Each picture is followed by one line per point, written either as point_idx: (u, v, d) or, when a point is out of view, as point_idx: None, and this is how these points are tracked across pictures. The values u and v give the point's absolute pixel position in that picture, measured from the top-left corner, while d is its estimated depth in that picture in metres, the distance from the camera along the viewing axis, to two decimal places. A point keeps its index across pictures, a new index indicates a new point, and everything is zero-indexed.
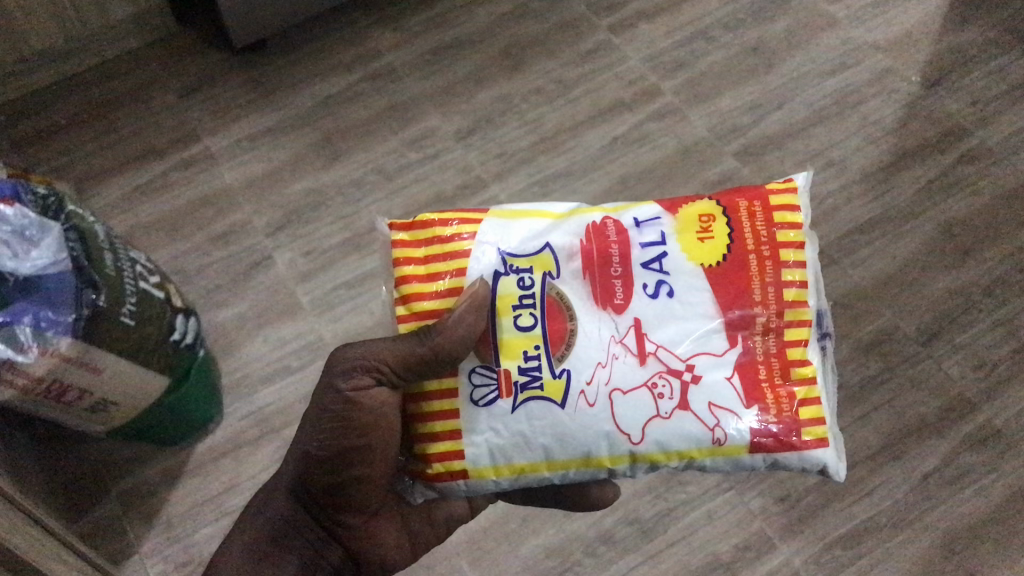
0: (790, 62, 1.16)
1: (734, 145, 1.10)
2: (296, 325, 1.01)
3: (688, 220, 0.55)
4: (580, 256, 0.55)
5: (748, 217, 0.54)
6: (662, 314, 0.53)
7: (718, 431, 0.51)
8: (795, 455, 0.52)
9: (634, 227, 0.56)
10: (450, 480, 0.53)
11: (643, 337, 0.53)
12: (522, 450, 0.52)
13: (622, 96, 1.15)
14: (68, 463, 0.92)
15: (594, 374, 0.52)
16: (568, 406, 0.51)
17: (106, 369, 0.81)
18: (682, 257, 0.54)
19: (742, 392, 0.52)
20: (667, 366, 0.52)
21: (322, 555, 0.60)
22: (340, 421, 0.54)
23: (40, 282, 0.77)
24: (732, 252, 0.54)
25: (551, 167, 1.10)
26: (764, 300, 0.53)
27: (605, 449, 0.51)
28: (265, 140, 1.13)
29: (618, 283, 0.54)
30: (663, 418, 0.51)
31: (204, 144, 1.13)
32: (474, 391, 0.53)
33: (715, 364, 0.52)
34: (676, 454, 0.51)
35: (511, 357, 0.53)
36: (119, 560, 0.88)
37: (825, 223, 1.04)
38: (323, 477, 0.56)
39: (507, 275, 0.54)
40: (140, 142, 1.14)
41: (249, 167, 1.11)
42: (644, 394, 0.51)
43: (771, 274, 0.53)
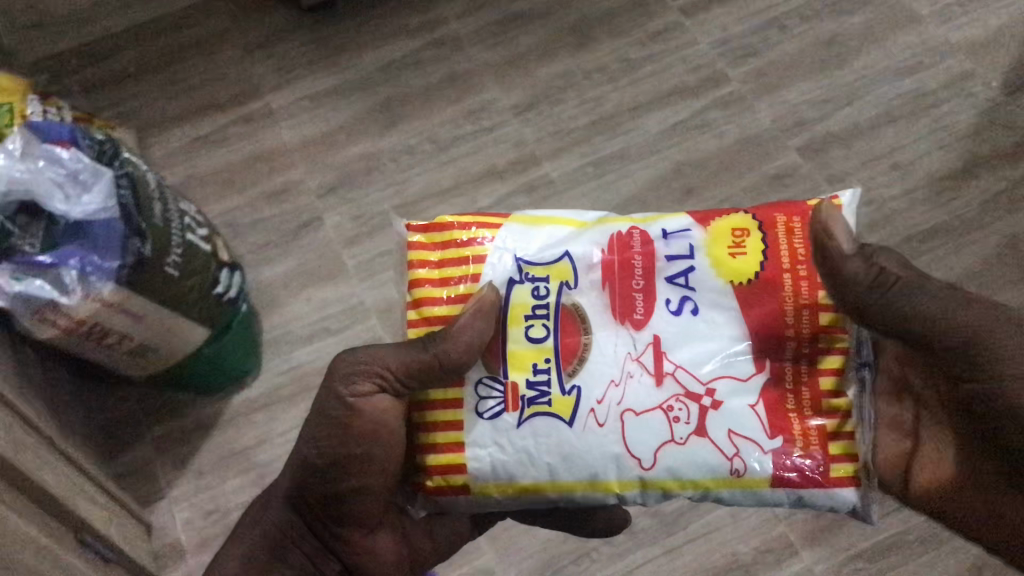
0: (864, 58, 1.13)
1: (797, 140, 1.08)
2: (338, 288, 1.02)
3: (721, 232, 0.53)
4: (600, 266, 0.54)
5: (785, 234, 0.52)
6: (684, 332, 0.52)
7: (737, 462, 0.49)
8: (823, 493, 0.50)
9: (661, 238, 0.54)
10: (449, 494, 0.52)
11: (660, 356, 0.51)
12: (524, 467, 0.50)
13: (687, 80, 1.12)
14: (108, 404, 0.94)
15: (605, 393, 0.50)
16: (576, 425, 0.50)
17: (148, 317, 0.83)
18: (710, 273, 0.52)
19: (767, 422, 0.50)
20: (685, 389, 0.50)
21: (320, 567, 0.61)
22: (342, 431, 0.54)
23: (89, 226, 0.79)
24: (767, 270, 0.52)
25: (607, 148, 1.09)
26: (796, 326, 0.51)
27: (613, 474, 0.50)
28: (325, 101, 1.14)
29: (640, 298, 0.53)
30: (678, 444, 0.50)
31: (265, 100, 1.14)
32: (480, 403, 0.52)
33: (737, 389, 0.51)
34: (691, 483, 0.50)
35: (520, 369, 0.52)
36: (149, 503, 0.91)
37: (883, 228, 1.02)
38: (318, 487, 0.56)
39: (522, 283, 0.54)
40: (203, 94, 1.15)
41: (308, 126, 1.12)
42: (658, 417, 0.50)
43: (808, 295, 0.51)
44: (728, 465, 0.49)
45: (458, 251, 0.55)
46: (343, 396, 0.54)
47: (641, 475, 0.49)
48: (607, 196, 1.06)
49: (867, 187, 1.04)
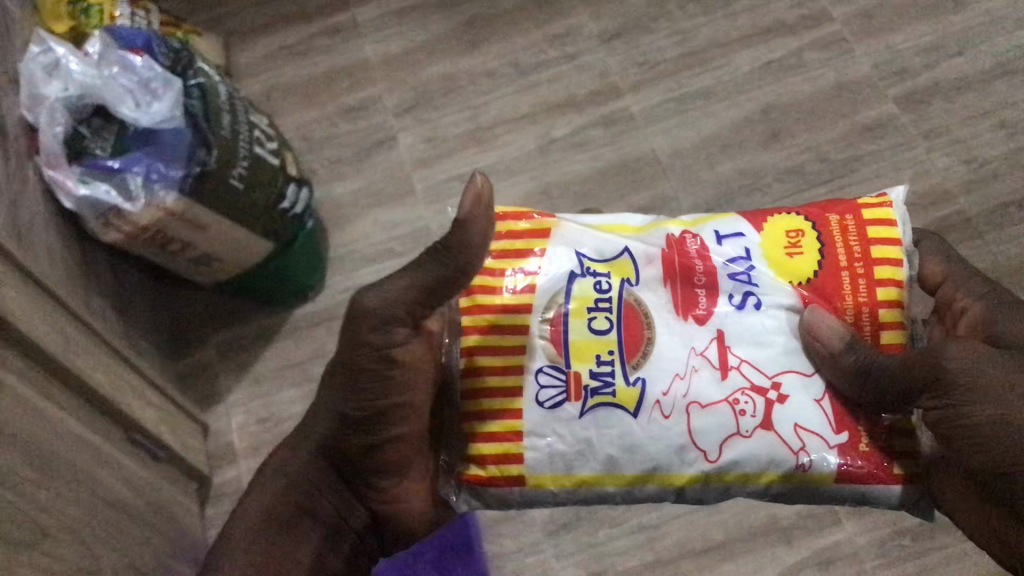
0: (984, 4, 1.04)
1: (897, 88, 1.01)
2: (406, 210, 1.02)
3: (774, 233, 0.58)
4: (662, 261, 0.57)
5: (841, 232, 0.57)
6: (748, 328, 0.55)
7: (802, 455, 0.53)
8: (881, 487, 0.53)
9: (716, 240, 0.59)
10: (503, 485, 0.55)
11: (725, 350, 0.54)
12: (588, 456, 0.54)
13: (786, 18, 1.06)
14: (177, 305, 0.98)
15: (671, 385, 0.54)
16: (642, 417, 0.53)
17: (209, 227, 0.84)
18: (770, 273, 0.57)
19: (831, 417, 0.54)
20: (751, 383, 0.54)
21: (344, 522, 0.62)
22: (381, 377, 0.54)
23: (156, 134, 0.80)
24: (822, 268, 0.56)
25: (694, 84, 1.04)
26: (853, 322, 0.55)
27: (678, 465, 0.53)
28: (411, 17, 1.12)
29: (702, 293, 0.56)
30: (744, 437, 0.53)
31: (352, 13, 1.13)
32: (540, 391, 0.55)
33: (803, 385, 0.54)
34: (752, 475, 0.53)
35: (583, 360, 0.55)
36: (207, 404, 0.94)
37: (980, 189, 0.95)
38: (358, 442, 0.57)
39: (583, 277, 0.57)
40: (292, 2, 1.15)
41: (390, 41, 1.11)
42: (724, 410, 0.53)
43: (863, 291, 0.55)
44: (792, 459, 0.53)
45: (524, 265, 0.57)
46: (374, 351, 0.53)
47: (705, 467, 0.53)
48: (688, 135, 1.01)
49: (967, 145, 0.97)
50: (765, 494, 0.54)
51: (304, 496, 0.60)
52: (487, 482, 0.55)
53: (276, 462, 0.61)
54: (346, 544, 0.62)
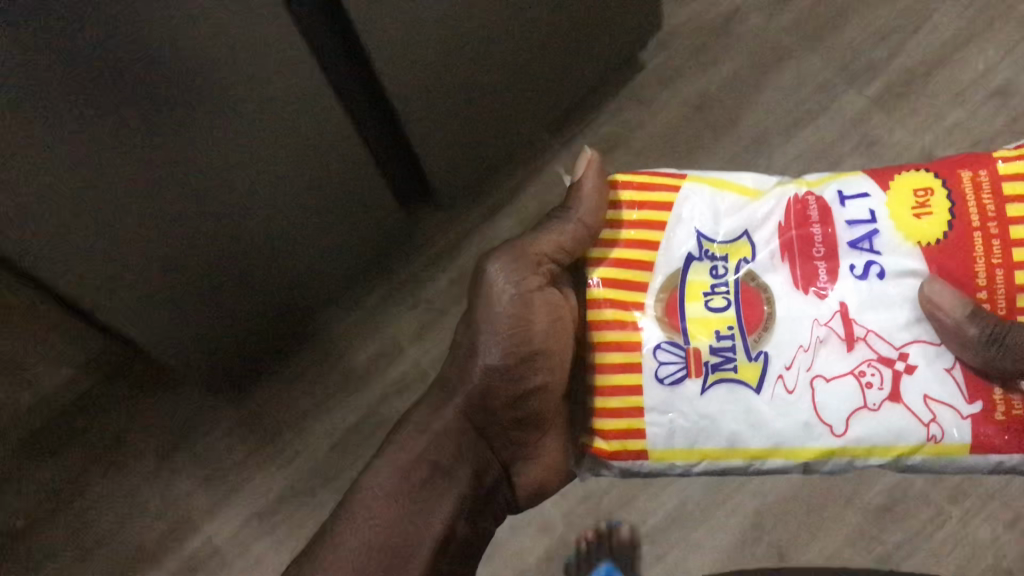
0: None
1: None
2: None
3: (904, 191, 0.62)
4: (780, 234, 0.65)
5: (977, 190, 0.60)
6: (874, 295, 0.62)
7: (933, 428, 0.59)
8: (1017, 458, 0.59)
9: (838, 201, 0.64)
10: (631, 460, 0.64)
11: (850, 323, 0.62)
12: (714, 431, 0.62)
13: None
14: None
15: (795, 359, 0.62)
16: (766, 394, 0.62)
17: None
18: (893, 236, 0.62)
19: (963, 386, 0.60)
20: (879, 356, 0.61)
21: (483, 475, 0.64)
22: (514, 326, 0.62)
23: None
24: (955, 229, 0.60)
25: None
26: (989, 286, 0.59)
27: (810, 438, 0.61)
28: (284, 514, 0.89)
29: (823, 265, 0.64)
30: (872, 411, 0.60)
31: (207, 532, 0.89)
32: (660, 367, 0.64)
33: (932, 356, 0.60)
34: (884, 449, 0.60)
35: (705, 334, 0.64)
36: None
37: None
38: (508, 413, 0.63)
39: (700, 261, 0.65)
40: (125, 538, 0.88)
41: (272, 559, 0.88)
42: (851, 381, 0.61)
43: (998, 256, 0.59)
44: (923, 432, 0.59)
45: (648, 221, 0.67)
46: (508, 294, 0.62)
47: (834, 441, 0.60)
48: None
49: None
50: (895, 463, 0.61)
51: (443, 457, 0.62)
52: (612, 457, 0.64)
53: (411, 427, 0.63)
54: (480, 499, 0.64)
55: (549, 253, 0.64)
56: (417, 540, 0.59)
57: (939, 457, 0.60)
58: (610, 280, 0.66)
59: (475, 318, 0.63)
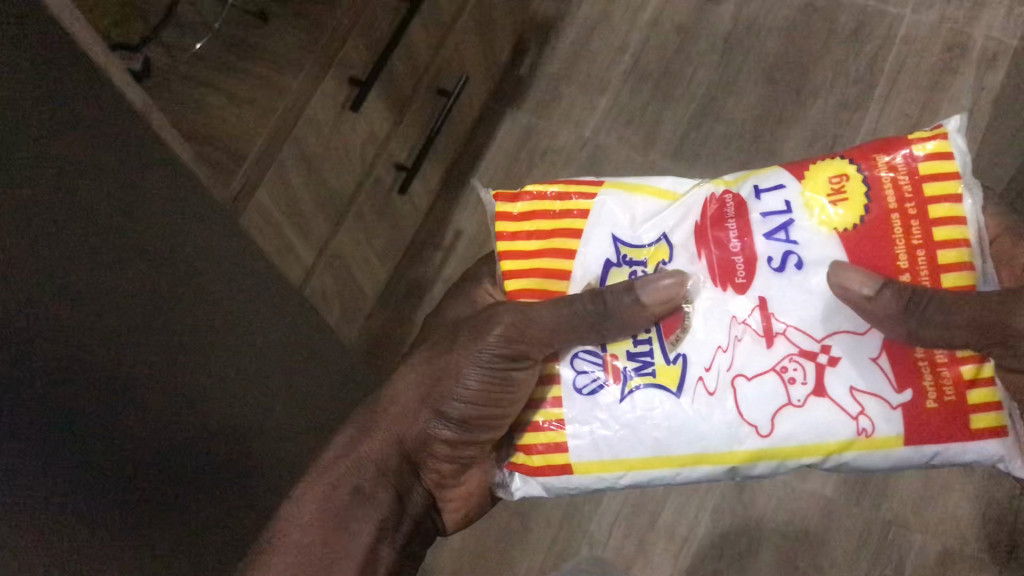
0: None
1: None
2: None
3: (815, 177, 0.37)
4: (696, 238, 0.38)
5: (889, 175, 0.35)
6: (789, 292, 0.36)
7: (862, 420, 0.34)
8: (957, 451, 0.34)
9: (752, 196, 0.38)
10: (553, 479, 0.39)
11: (770, 313, 0.36)
12: (632, 438, 0.37)
13: None
14: None
15: (712, 356, 0.37)
16: (686, 398, 0.37)
17: None
18: (810, 222, 0.36)
19: (893, 374, 0.35)
20: (801, 346, 0.36)
21: (404, 509, 0.46)
22: (488, 392, 0.41)
23: None
24: (869, 217, 0.35)
25: None
26: (912, 268, 0.35)
27: (721, 442, 0.36)
28: None
29: (740, 260, 0.37)
30: (796, 407, 0.35)
31: None
32: (578, 379, 0.39)
33: (860, 341, 0.35)
34: (812, 450, 0.35)
35: (619, 341, 0.39)
36: None
37: None
38: (444, 447, 0.44)
39: (614, 267, 0.40)
40: None
41: None
42: (770, 380, 0.36)
43: (922, 235, 0.35)
44: (850, 427, 0.34)
45: (558, 221, 0.41)
46: (475, 370, 0.41)
47: (760, 445, 0.35)
48: None
49: None
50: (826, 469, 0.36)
51: (366, 478, 0.45)
52: (538, 475, 0.40)
53: (337, 444, 0.46)
54: (402, 531, 0.47)
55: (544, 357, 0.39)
56: (339, 554, 0.44)
57: (869, 458, 0.35)
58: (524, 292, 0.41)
59: (448, 359, 0.43)
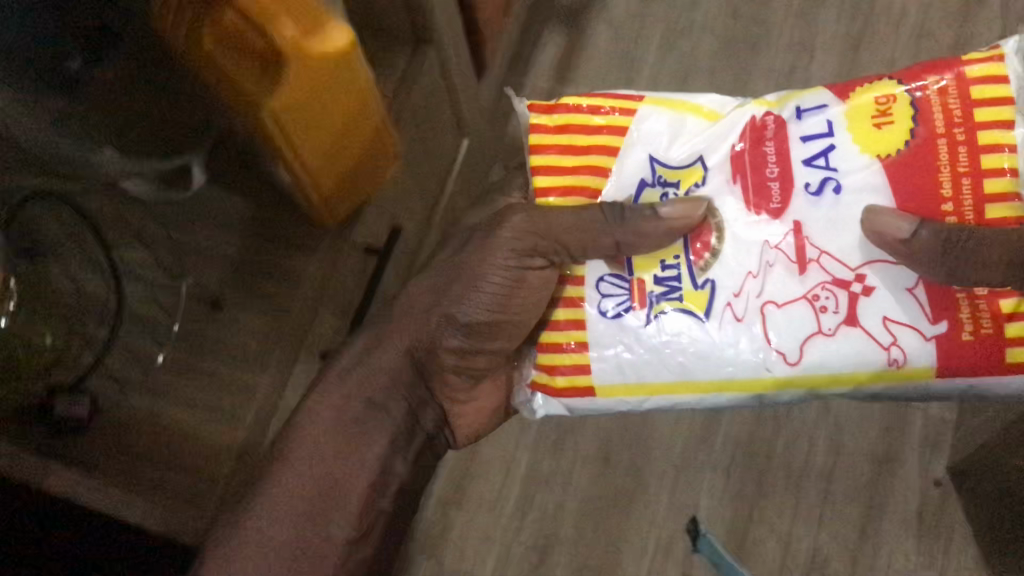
0: None
1: None
2: None
3: (859, 102, 0.41)
4: (731, 158, 0.42)
5: (937, 94, 0.40)
6: (833, 219, 0.41)
7: (894, 351, 0.39)
8: (990, 383, 0.39)
9: (795, 117, 0.42)
10: (575, 400, 0.43)
11: (802, 241, 0.41)
12: (656, 363, 0.41)
13: None
14: None
15: (742, 283, 0.41)
16: (713, 323, 0.41)
17: None
18: (851, 149, 0.41)
19: (928, 303, 0.39)
20: (833, 275, 0.40)
21: (416, 422, 0.50)
22: (503, 293, 0.44)
23: None
24: (916, 140, 0.40)
25: None
26: (956, 196, 0.39)
27: (753, 369, 0.40)
28: None
29: (775, 185, 0.41)
30: (827, 337, 0.40)
31: None
32: (601, 302, 0.43)
33: (893, 270, 0.40)
34: (843, 378, 0.40)
35: (645, 266, 0.43)
36: None
37: None
38: (451, 360, 0.48)
39: (651, 188, 0.43)
40: None
41: None
42: (801, 307, 0.40)
43: (968, 159, 0.39)
44: (883, 356, 0.39)
45: (582, 137, 0.44)
46: (498, 265, 0.44)
47: (787, 372, 0.40)
48: None
49: None
50: (859, 395, 0.41)
51: (376, 390, 0.48)
52: (560, 397, 0.44)
53: (347, 361, 0.48)
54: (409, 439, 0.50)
55: (567, 248, 0.42)
56: (353, 474, 0.47)
57: (903, 384, 0.40)
58: (546, 196, 0.44)
59: (465, 267, 0.45)
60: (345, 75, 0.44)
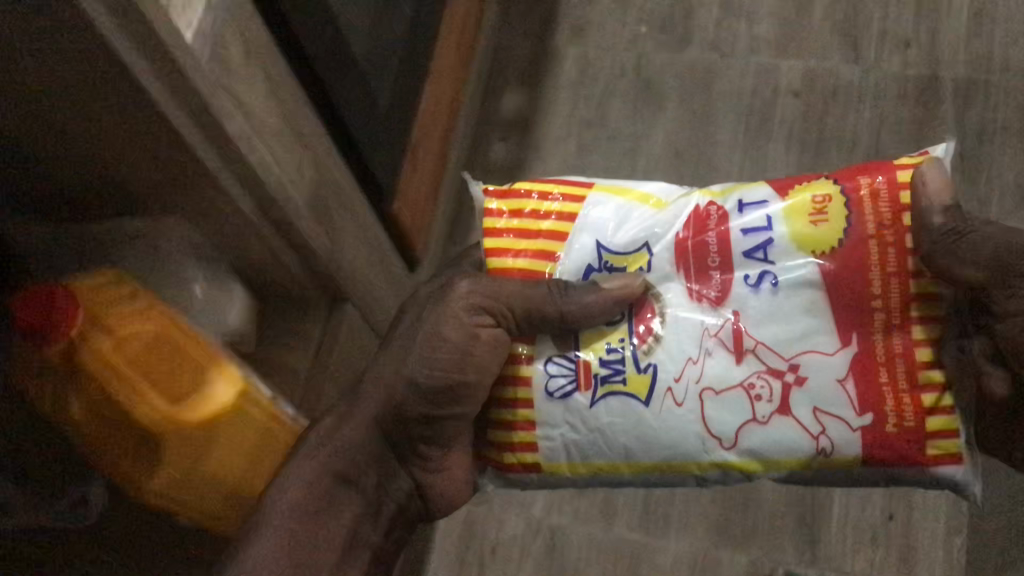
0: None
1: None
2: None
3: (798, 200, 0.44)
4: (676, 244, 0.45)
5: (869, 197, 0.42)
6: (770, 311, 0.43)
7: (823, 440, 0.41)
8: (914, 471, 0.41)
9: (737, 211, 0.45)
10: (524, 473, 0.46)
11: (740, 329, 0.42)
12: (600, 443, 0.43)
13: None
14: None
15: (682, 369, 0.42)
16: (654, 407, 0.42)
17: None
18: (788, 245, 0.43)
19: (857, 395, 0.41)
20: (768, 365, 0.42)
21: (384, 494, 0.50)
22: (455, 357, 0.44)
23: None
24: (848, 240, 0.42)
25: None
26: (884, 295, 0.41)
27: (690, 454, 0.42)
28: None
29: (716, 274, 0.44)
30: (760, 424, 0.41)
31: None
32: (548, 381, 0.44)
33: (825, 362, 0.41)
34: (776, 464, 0.42)
35: (591, 347, 0.44)
36: None
37: None
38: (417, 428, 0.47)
39: (600, 271, 0.46)
40: None
41: None
42: (737, 395, 0.42)
43: (895, 261, 0.41)
44: (811, 446, 0.41)
45: (532, 222, 0.47)
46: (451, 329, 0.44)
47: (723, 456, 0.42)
48: None
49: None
50: (793, 479, 0.43)
51: (346, 464, 0.48)
52: (510, 470, 0.46)
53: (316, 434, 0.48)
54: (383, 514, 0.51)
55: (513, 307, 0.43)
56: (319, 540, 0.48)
57: (831, 472, 0.42)
58: (505, 274, 0.47)
59: (422, 331, 0.45)
60: (241, 422, 0.46)
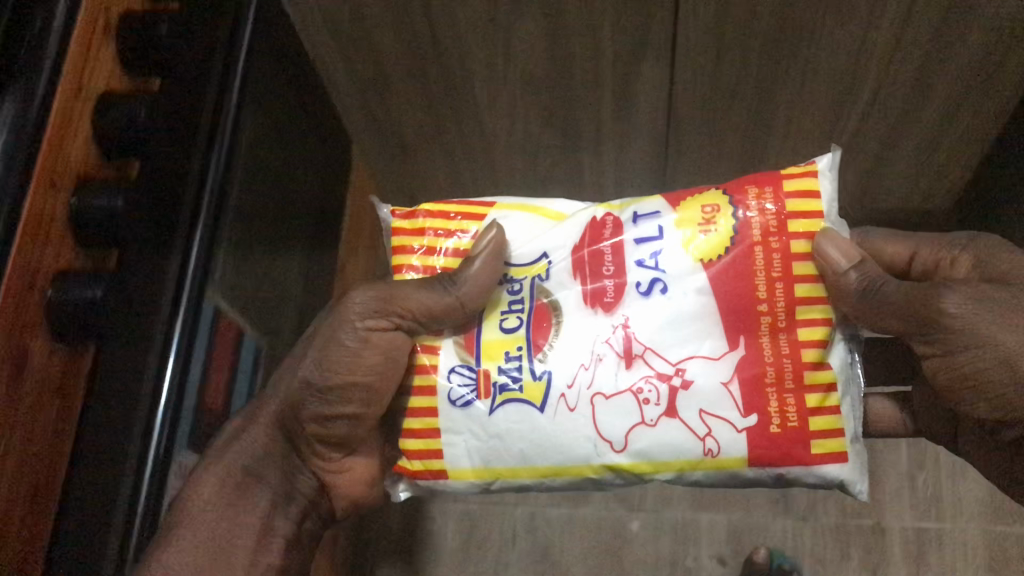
0: None
1: None
2: None
3: (688, 211, 0.45)
4: (571, 256, 0.46)
5: (757, 205, 0.43)
6: (660, 317, 0.43)
7: (710, 441, 0.41)
8: (802, 471, 0.41)
9: (631, 222, 0.46)
10: (433, 480, 0.45)
11: (629, 335, 0.43)
12: (499, 449, 0.43)
13: None
14: None
15: (575, 375, 0.43)
16: (548, 412, 0.43)
17: None
18: (680, 253, 0.44)
19: (742, 396, 0.41)
20: (657, 370, 0.42)
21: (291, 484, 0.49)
22: (350, 359, 0.44)
23: None
24: (735, 246, 0.43)
25: None
26: (769, 298, 0.42)
27: (585, 459, 0.42)
28: None
29: (609, 283, 0.44)
30: (649, 426, 0.42)
31: None
32: (452, 389, 0.44)
33: (712, 364, 0.42)
34: (666, 467, 0.42)
35: (491, 358, 0.44)
36: None
37: None
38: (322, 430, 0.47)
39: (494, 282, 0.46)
40: None
41: None
42: (626, 399, 0.42)
43: (777, 266, 0.42)
44: (698, 447, 0.41)
45: (436, 240, 0.48)
46: (347, 330, 0.45)
47: (616, 459, 0.42)
48: None
49: None
50: (685, 483, 0.43)
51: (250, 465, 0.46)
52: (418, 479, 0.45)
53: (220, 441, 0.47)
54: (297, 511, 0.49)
55: (412, 311, 0.44)
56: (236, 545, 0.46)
57: (720, 472, 0.42)
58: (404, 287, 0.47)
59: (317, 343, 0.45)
60: None
